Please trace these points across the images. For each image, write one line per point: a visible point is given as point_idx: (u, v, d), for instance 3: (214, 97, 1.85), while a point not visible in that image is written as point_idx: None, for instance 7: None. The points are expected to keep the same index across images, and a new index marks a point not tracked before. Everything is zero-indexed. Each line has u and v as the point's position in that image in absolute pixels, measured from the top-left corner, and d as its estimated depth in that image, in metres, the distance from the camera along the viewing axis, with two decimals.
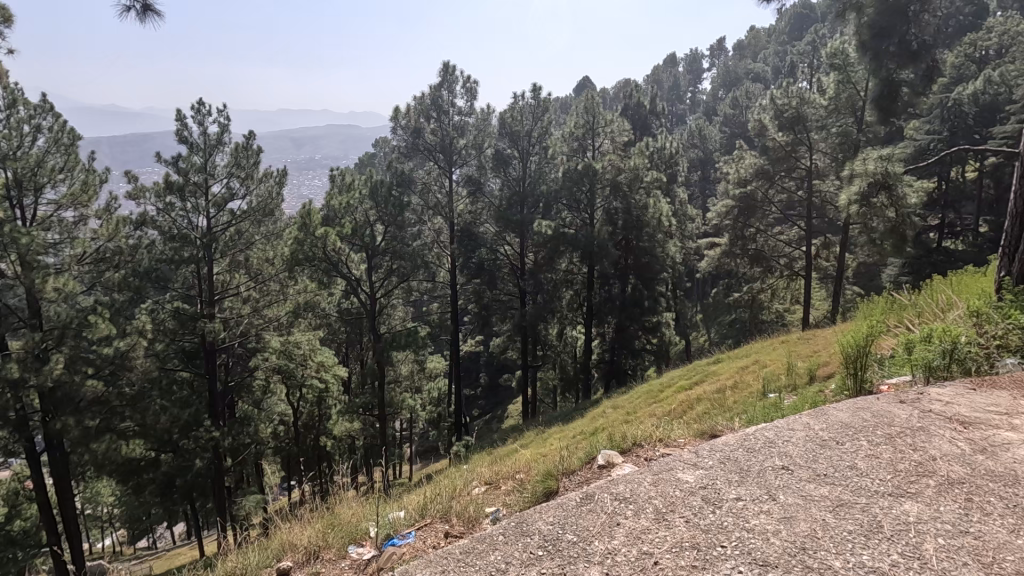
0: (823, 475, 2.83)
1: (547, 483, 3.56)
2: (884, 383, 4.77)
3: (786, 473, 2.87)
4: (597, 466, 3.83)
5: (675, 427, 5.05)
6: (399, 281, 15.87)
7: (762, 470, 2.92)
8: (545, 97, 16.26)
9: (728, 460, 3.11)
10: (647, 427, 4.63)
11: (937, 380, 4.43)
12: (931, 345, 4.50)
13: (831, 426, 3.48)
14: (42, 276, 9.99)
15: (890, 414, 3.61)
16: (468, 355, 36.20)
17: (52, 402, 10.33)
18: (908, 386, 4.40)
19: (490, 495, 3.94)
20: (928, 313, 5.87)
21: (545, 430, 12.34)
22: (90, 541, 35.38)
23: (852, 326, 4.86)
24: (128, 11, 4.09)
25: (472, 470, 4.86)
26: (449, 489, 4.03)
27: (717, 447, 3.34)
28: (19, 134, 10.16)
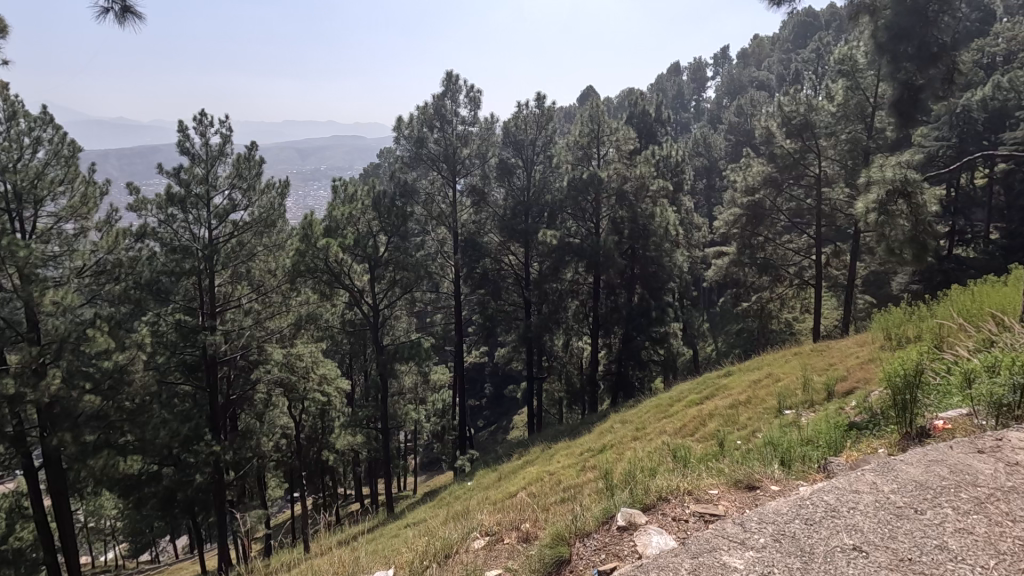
0: (908, 560, 2.46)
1: (557, 550, 3.23)
2: (938, 418, 4.25)
3: (860, 557, 2.51)
4: (616, 529, 3.42)
5: (691, 464, 4.73)
6: (402, 292, 15.58)
7: (829, 553, 2.56)
8: (549, 106, 16.20)
9: (783, 537, 2.76)
10: (669, 475, 4.24)
11: (1007, 422, 3.89)
12: (1001, 379, 3.90)
13: (903, 488, 3.10)
14: (41, 289, 9.83)
15: (971, 470, 3.23)
16: (472, 365, 36.00)
17: (50, 417, 10.08)
18: (973, 428, 3.91)
19: (492, 555, 3.62)
20: (967, 334, 5.62)
21: (552, 445, 12.05)
22: (92, 555, 35.05)
23: (897, 357, 4.31)
24: (106, 13, 3.94)
25: (473, 518, 4.54)
26: (445, 545, 3.73)
27: (769, 519, 2.96)
28: (19, 146, 10.11)
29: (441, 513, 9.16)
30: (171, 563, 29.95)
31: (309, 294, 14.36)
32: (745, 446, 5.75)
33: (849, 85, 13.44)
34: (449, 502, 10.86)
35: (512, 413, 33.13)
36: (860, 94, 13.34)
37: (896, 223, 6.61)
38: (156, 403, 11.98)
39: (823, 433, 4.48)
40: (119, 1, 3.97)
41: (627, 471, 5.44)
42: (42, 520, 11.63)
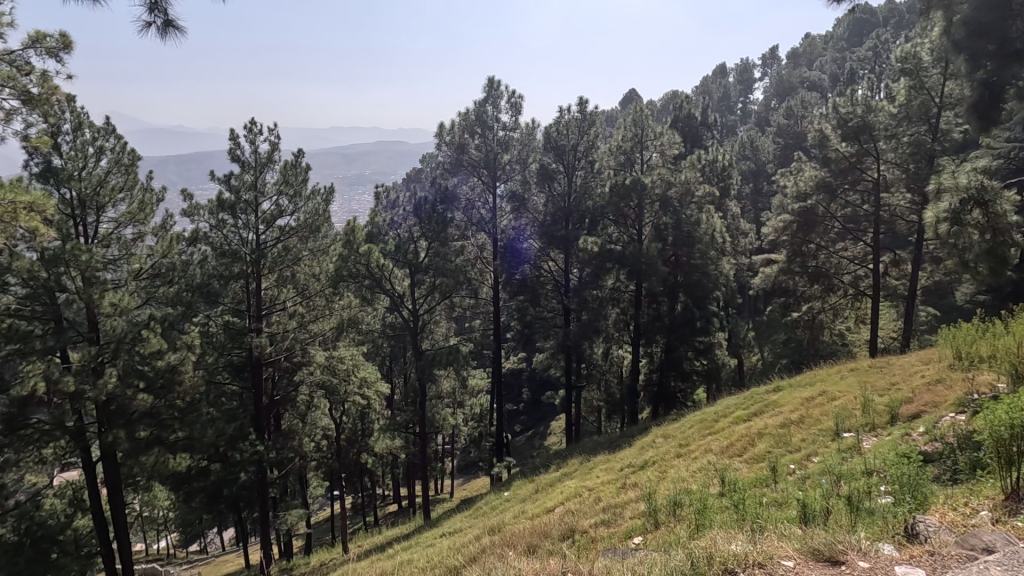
0: None
1: None
2: None
3: None
4: None
5: (749, 506, 4.29)
6: (441, 298, 15.16)
7: None
8: (591, 110, 15.92)
9: None
10: (733, 528, 3.71)
11: None
12: None
13: None
14: (100, 292, 10.25)
15: None
16: (511, 371, 35.86)
17: (107, 415, 10.54)
18: None
19: None
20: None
21: (590, 457, 11.75)
22: (147, 541, 36.63)
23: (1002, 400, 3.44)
24: (149, 27, 4.04)
25: (503, 563, 4.26)
26: None
27: None
28: (84, 156, 10.63)
29: (477, 526, 9.01)
30: (218, 554, 31.02)
31: (351, 298, 14.48)
32: (814, 475, 5.24)
33: (912, 84, 12.61)
34: (485, 512, 10.72)
35: (550, 419, 32.85)
36: (925, 93, 12.46)
37: (966, 232, 6.07)
38: (205, 401, 11.95)
39: (892, 461, 4.00)
40: (162, 15, 4.07)
41: (672, 500, 5.14)
42: (98, 512, 12.08)
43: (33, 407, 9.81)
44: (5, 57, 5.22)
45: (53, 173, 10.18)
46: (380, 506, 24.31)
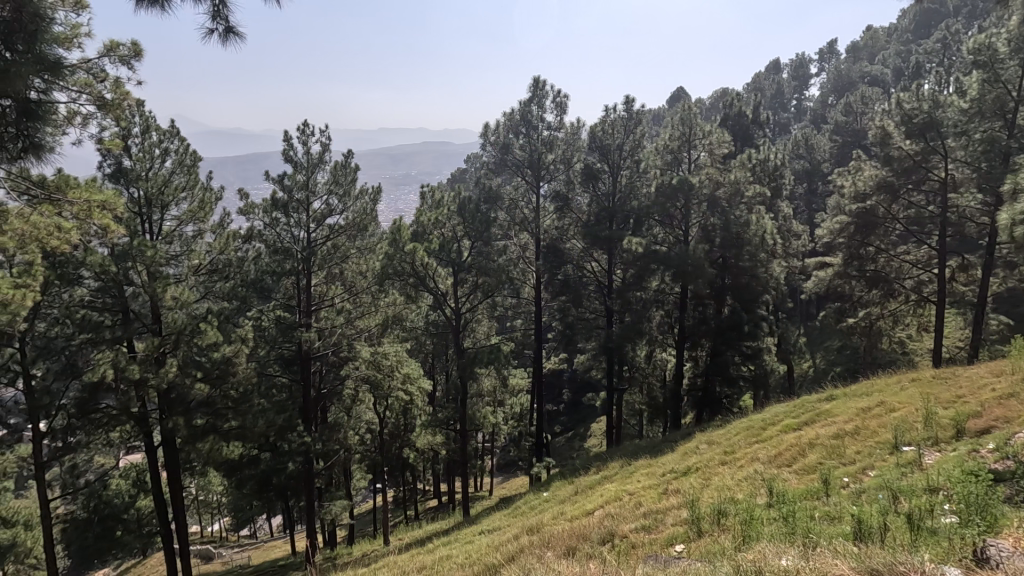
0: None
1: None
2: None
3: None
4: None
5: (797, 519, 4.15)
6: (483, 297, 15.21)
7: None
8: (638, 109, 15.67)
9: None
10: (783, 543, 3.57)
11: None
12: None
13: None
14: (163, 286, 10.65)
15: None
16: (552, 371, 35.76)
17: (167, 402, 11.20)
18: None
19: None
20: None
21: (631, 461, 11.58)
22: (201, 524, 38.45)
23: None
24: (212, 34, 4.24)
25: (540, 564, 4.25)
26: None
27: None
28: (151, 157, 11.24)
29: (516, 525, 9.02)
30: (267, 538, 32.28)
31: (396, 296, 14.50)
32: (871, 489, 4.99)
33: (985, 78, 11.52)
34: (523, 511, 10.73)
35: (590, 421, 32.58)
36: (1000, 87, 11.37)
37: None
38: (257, 393, 12.39)
39: (957, 479, 3.76)
40: (224, 22, 4.25)
41: (716, 509, 5.00)
42: (158, 495, 12.76)
43: (104, 392, 10.64)
44: (85, 65, 5.60)
45: (123, 174, 10.89)
46: (421, 500, 24.70)
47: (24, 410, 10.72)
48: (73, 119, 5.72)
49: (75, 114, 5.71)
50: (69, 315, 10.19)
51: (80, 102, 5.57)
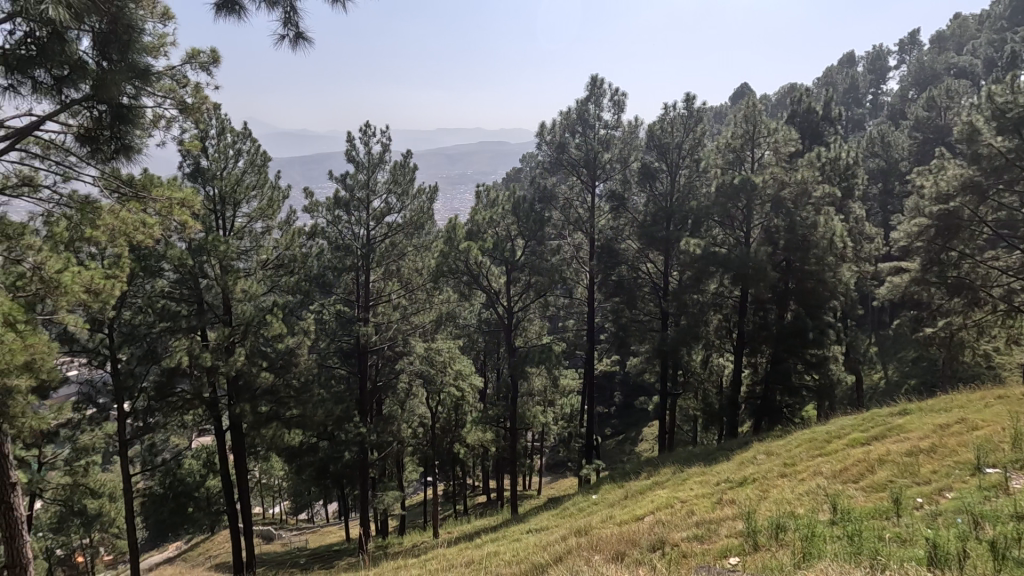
0: None
1: None
2: None
3: None
4: None
5: (860, 538, 3.95)
6: (536, 296, 15.18)
7: None
8: (699, 107, 15.21)
9: None
10: (844, 562, 3.41)
11: None
12: None
13: None
14: (234, 279, 11.42)
15: None
16: (604, 373, 35.42)
17: (235, 388, 11.88)
18: None
19: None
20: None
21: (684, 468, 11.28)
22: (264, 505, 40.59)
23: None
24: (283, 40, 4.46)
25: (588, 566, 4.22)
26: None
27: None
28: (225, 157, 11.95)
29: (564, 526, 8.97)
30: (324, 523, 33.68)
31: (450, 293, 14.65)
32: (948, 511, 4.65)
33: None
34: (572, 513, 10.67)
35: (642, 425, 32.00)
36: None
37: None
38: (317, 383, 12.92)
39: None
40: (294, 29, 4.46)
41: (774, 523, 4.81)
42: (225, 476, 13.51)
43: (179, 377, 11.52)
44: (169, 72, 5.99)
45: (200, 173, 11.68)
46: (470, 495, 25.03)
47: (111, 390, 11.65)
48: (158, 122, 6.14)
49: (160, 118, 6.12)
50: (151, 305, 11.06)
51: (164, 106, 5.97)
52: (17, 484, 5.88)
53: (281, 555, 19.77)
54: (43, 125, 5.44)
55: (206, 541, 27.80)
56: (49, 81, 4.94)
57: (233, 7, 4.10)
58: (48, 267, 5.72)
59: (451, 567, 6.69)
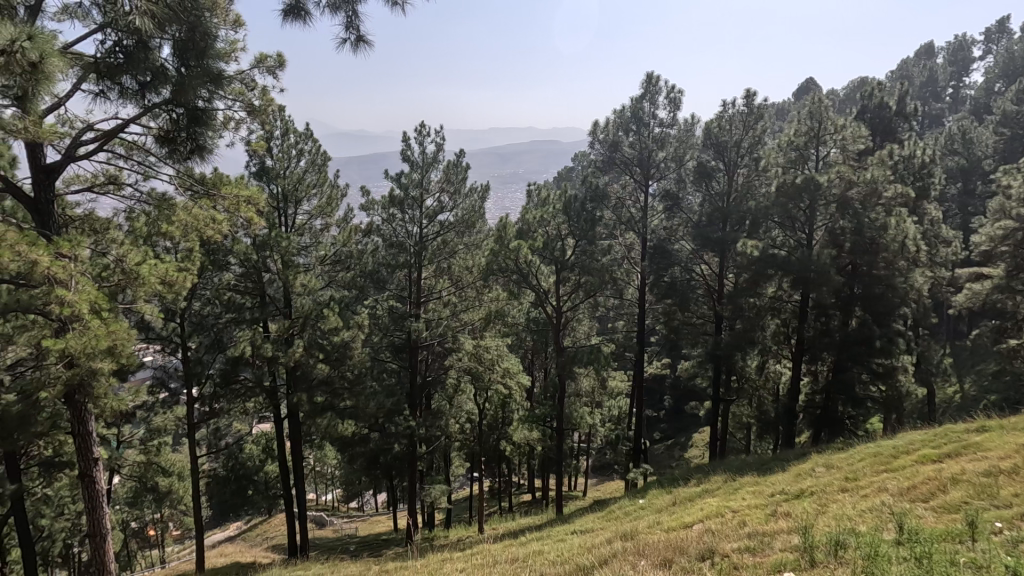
0: None
1: None
2: None
3: None
4: None
5: (932, 564, 3.69)
6: (586, 296, 15.04)
7: None
8: (760, 104, 14.67)
9: None
10: None
11: None
12: None
13: None
14: (294, 273, 11.95)
15: None
16: (654, 376, 34.75)
17: (293, 378, 12.65)
18: None
19: None
20: None
21: (736, 477, 10.91)
22: (318, 493, 42.23)
23: None
24: (345, 43, 4.61)
25: None
26: None
27: None
28: (288, 156, 12.61)
29: (609, 529, 8.87)
30: (373, 512, 34.73)
31: (500, 292, 14.78)
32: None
33: None
34: (617, 517, 10.54)
35: (692, 431, 31.21)
36: None
37: None
38: (371, 376, 13.33)
39: None
40: (356, 32, 4.61)
41: (833, 539, 4.60)
42: (283, 463, 14.08)
43: (243, 366, 12.15)
44: (240, 77, 6.28)
45: (265, 172, 12.43)
46: (516, 493, 25.13)
47: (181, 376, 12.38)
48: (229, 124, 6.46)
49: (230, 120, 6.44)
50: (218, 297, 11.80)
51: (235, 109, 6.29)
52: (99, 459, 6.36)
53: (332, 541, 20.49)
54: (128, 127, 5.86)
55: (264, 523, 29.16)
56: (134, 87, 5.36)
57: (300, 12, 4.27)
58: (129, 260, 6.12)
59: (495, 564, 6.73)
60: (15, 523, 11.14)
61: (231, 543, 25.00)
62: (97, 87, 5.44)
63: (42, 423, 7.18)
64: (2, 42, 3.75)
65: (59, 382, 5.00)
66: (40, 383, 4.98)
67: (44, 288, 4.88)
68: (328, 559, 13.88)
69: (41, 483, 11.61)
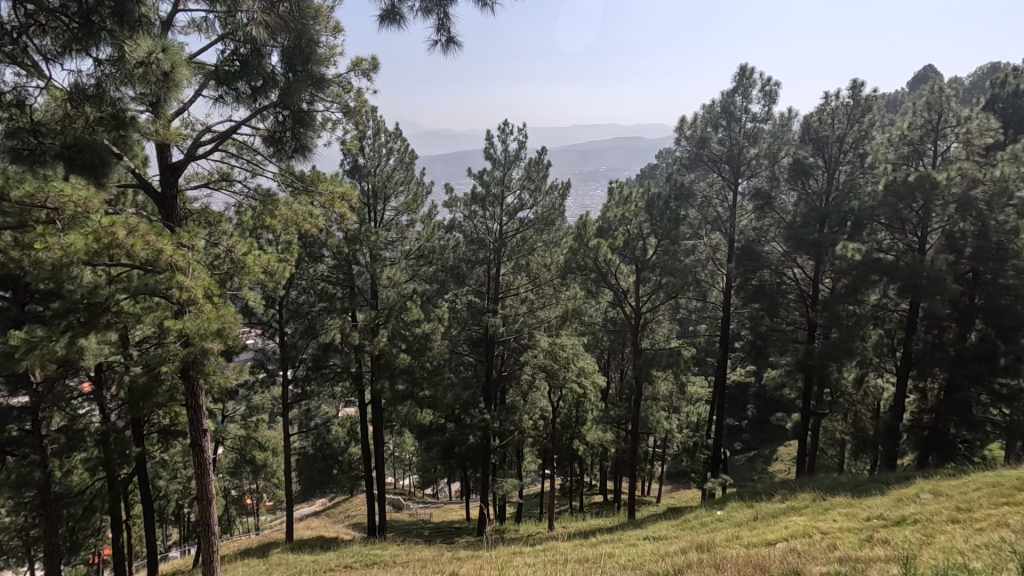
0: None
1: None
2: None
3: None
4: None
5: None
6: (667, 298, 14.43)
7: None
8: (868, 96, 13.54)
9: None
10: None
11: None
12: None
13: None
14: (381, 267, 12.54)
15: None
16: (737, 384, 33.22)
17: (376, 366, 13.25)
18: None
19: None
20: None
21: (827, 497, 10.15)
22: (396, 477, 44.23)
23: None
24: (436, 45, 4.76)
25: None
26: None
27: None
28: (379, 155, 13.30)
29: (684, 538, 8.59)
30: (447, 501, 35.79)
31: (578, 290, 14.64)
32: None
33: None
34: (693, 526, 10.18)
35: (777, 444, 29.46)
36: None
37: None
38: (449, 367, 13.77)
39: None
40: (446, 34, 4.75)
41: None
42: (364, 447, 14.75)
43: (332, 352, 12.95)
44: (338, 80, 6.68)
45: (358, 170, 13.19)
46: (587, 494, 24.95)
47: (278, 358, 13.43)
48: (327, 125, 6.88)
49: (328, 121, 6.85)
50: (312, 286, 12.65)
51: (333, 110, 6.70)
52: (208, 431, 7.02)
53: (407, 525, 21.34)
54: (239, 129, 6.40)
55: (347, 501, 30.98)
56: (248, 91, 5.86)
57: (394, 15, 4.44)
58: (237, 251, 6.70)
59: (569, 562, 6.72)
60: (138, 482, 12.53)
61: (317, 517, 26.77)
62: (216, 93, 6.00)
63: (162, 395, 8.03)
64: (141, 55, 4.27)
65: (176, 358, 5.58)
66: (161, 358, 5.58)
67: (167, 273, 5.47)
68: (403, 541, 14.42)
69: (160, 447, 13.00)
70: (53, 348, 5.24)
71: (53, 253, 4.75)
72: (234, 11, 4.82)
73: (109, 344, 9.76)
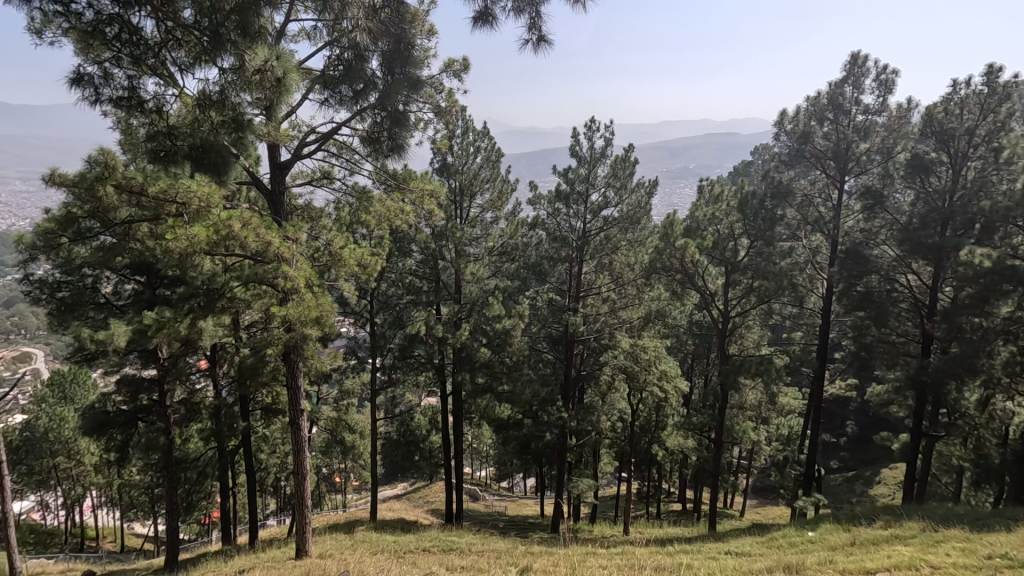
0: None
1: None
2: None
3: None
4: None
5: None
6: (758, 302, 13.55)
7: None
8: (1006, 82, 12.01)
9: None
10: None
11: None
12: None
13: None
14: (465, 262, 12.89)
15: None
16: (836, 398, 30.77)
17: (458, 359, 13.63)
18: None
19: None
20: None
21: (939, 528, 9.17)
22: (473, 469, 45.20)
23: None
24: (527, 44, 4.83)
25: None
26: None
27: None
28: (467, 154, 13.71)
29: (770, 557, 8.12)
30: (521, 495, 36.12)
31: (662, 291, 14.20)
32: None
33: None
34: (780, 545, 9.60)
35: (880, 466, 26.99)
36: None
37: None
38: (527, 364, 13.90)
39: None
40: (538, 33, 4.82)
41: None
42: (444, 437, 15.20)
43: (417, 343, 13.50)
44: (432, 81, 6.93)
45: (446, 168, 13.67)
46: (665, 501, 24.19)
47: (368, 347, 14.21)
48: (420, 125, 7.18)
49: (421, 121, 7.15)
50: (400, 280, 13.26)
51: (426, 110, 6.98)
52: (305, 411, 7.57)
53: (483, 516, 21.77)
54: (341, 130, 6.85)
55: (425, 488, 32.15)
56: (350, 94, 6.25)
57: (489, 17, 4.56)
58: (335, 244, 7.14)
59: (645, 569, 6.54)
60: (244, 453, 13.67)
61: (398, 500, 28.01)
62: (322, 97, 6.46)
63: (266, 375, 8.74)
64: (258, 62, 4.67)
65: (280, 341, 6.08)
66: (266, 341, 6.10)
67: (274, 263, 5.95)
68: (478, 531, 14.73)
69: (262, 423, 14.18)
70: (177, 327, 6.00)
71: (181, 243, 5.30)
72: (340, 17, 5.07)
73: (223, 326, 10.78)
